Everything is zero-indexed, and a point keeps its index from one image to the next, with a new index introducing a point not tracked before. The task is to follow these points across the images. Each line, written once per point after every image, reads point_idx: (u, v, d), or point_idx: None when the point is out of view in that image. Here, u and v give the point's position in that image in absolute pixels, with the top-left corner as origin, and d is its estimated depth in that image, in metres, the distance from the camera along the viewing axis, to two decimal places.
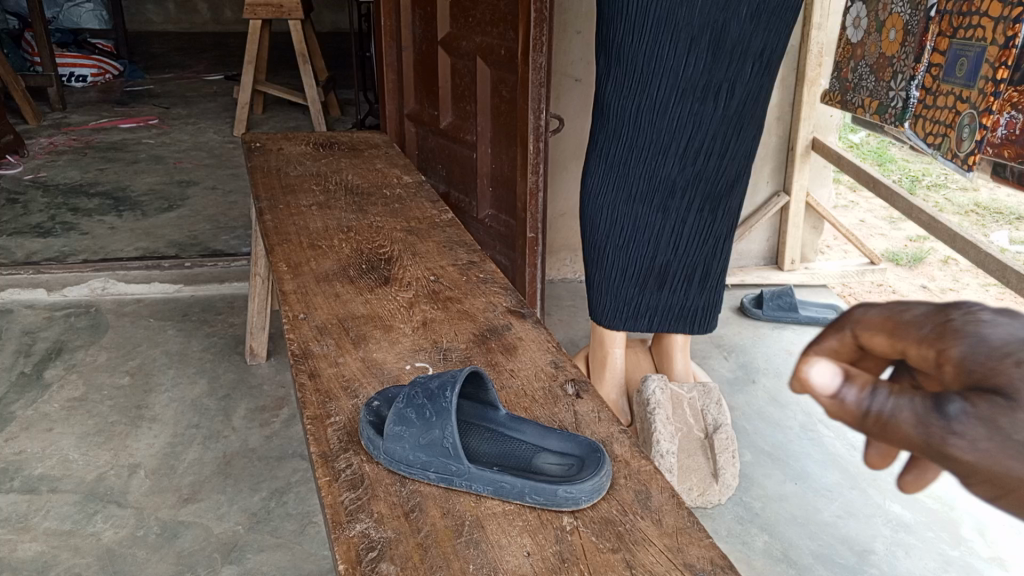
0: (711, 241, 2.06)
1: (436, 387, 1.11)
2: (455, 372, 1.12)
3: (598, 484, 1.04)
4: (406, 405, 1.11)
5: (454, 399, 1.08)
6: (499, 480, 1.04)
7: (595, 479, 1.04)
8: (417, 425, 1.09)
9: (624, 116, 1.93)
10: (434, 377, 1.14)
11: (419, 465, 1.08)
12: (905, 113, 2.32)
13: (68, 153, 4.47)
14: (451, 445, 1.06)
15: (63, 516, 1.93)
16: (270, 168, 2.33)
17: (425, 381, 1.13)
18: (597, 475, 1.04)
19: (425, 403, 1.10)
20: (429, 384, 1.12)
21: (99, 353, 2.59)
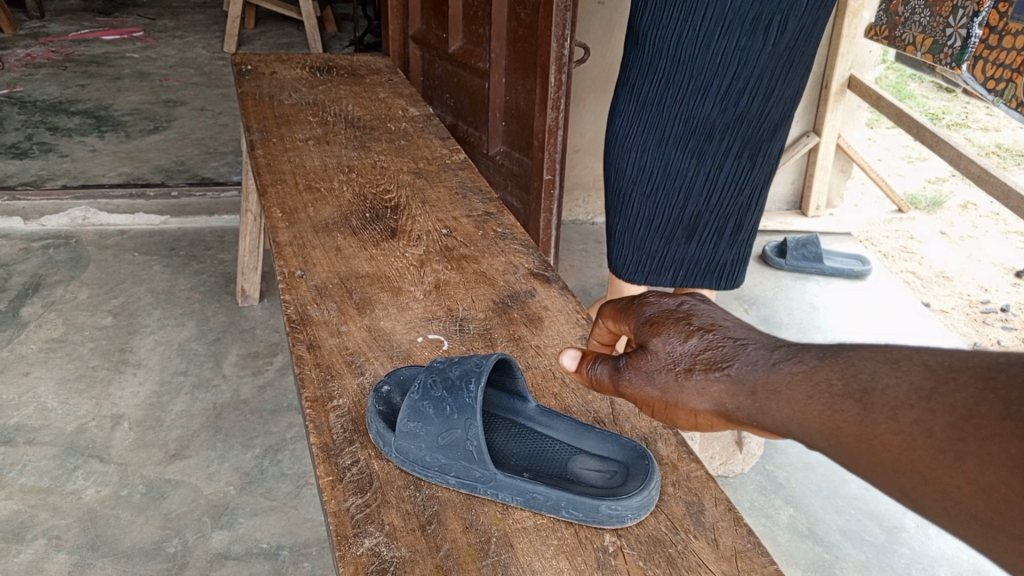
0: (747, 191, 1.87)
1: (457, 378, 0.96)
2: (480, 360, 0.98)
3: (647, 500, 0.91)
4: (421, 397, 0.96)
5: (479, 395, 0.93)
6: (532, 491, 0.91)
7: (644, 494, 0.91)
8: (435, 421, 0.94)
9: (661, 48, 1.72)
10: (453, 362, 0.99)
11: (437, 468, 0.94)
12: (963, 54, 2.09)
13: (46, 66, 4.19)
14: (476, 448, 0.92)
15: (42, 471, 1.80)
16: (262, 94, 2.11)
17: (443, 368, 0.98)
18: (647, 488, 0.91)
19: (443, 397, 0.95)
20: (449, 371, 0.97)
21: (79, 289, 2.42)
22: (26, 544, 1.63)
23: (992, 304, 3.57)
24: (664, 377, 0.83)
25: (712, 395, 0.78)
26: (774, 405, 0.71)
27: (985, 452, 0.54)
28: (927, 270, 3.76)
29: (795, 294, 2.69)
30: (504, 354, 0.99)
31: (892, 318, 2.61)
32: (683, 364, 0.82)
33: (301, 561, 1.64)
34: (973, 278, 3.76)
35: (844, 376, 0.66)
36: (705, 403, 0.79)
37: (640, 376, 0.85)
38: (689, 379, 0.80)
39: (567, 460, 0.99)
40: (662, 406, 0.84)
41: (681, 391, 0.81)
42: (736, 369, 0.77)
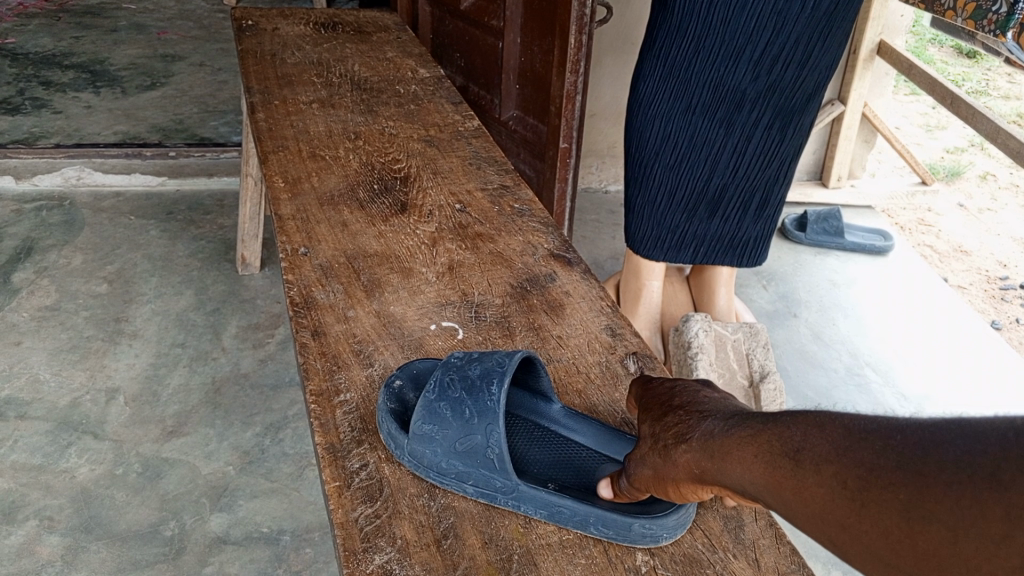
0: (775, 164, 1.76)
1: (477, 378, 0.88)
2: (503, 358, 0.90)
3: (686, 516, 0.83)
4: (438, 397, 0.88)
5: (502, 397, 0.85)
6: (558, 504, 0.83)
7: (682, 509, 0.83)
8: (453, 424, 0.86)
9: (694, 9, 1.59)
10: (472, 360, 0.91)
11: (455, 476, 0.86)
12: (1009, 21, 1.96)
13: (39, 16, 4.04)
14: (498, 454, 0.84)
15: (33, 448, 1.73)
16: (263, 52, 1.99)
17: (462, 367, 0.90)
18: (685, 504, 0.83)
19: (462, 398, 0.87)
20: (469, 370, 0.89)
21: (73, 254, 2.32)
22: (16, 525, 1.57)
23: (1011, 281, 3.48)
24: (644, 455, 0.80)
25: (681, 465, 0.74)
26: (727, 469, 0.68)
27: (889, 501, 0.54)
28: (945, 244, 3.66)
29: (815, 270, 2.60)
30: (530, 351, 0.92)
31: (914, 294, 2.53)
32: (658, 439, 0.79)
33: (302, 547, 1.57)
34: (992, 253, 3.66)
35: (779, 435, 0.65)
36: (677, 474, 0.75)
37: (633, 461, 0.81)
38: (664, 453, 0.77)
39: (595, 468, 0.92)
40: (653, 487, 0.79)
41: (660, 464, 0.77)
42: (700, 437, 0.73)
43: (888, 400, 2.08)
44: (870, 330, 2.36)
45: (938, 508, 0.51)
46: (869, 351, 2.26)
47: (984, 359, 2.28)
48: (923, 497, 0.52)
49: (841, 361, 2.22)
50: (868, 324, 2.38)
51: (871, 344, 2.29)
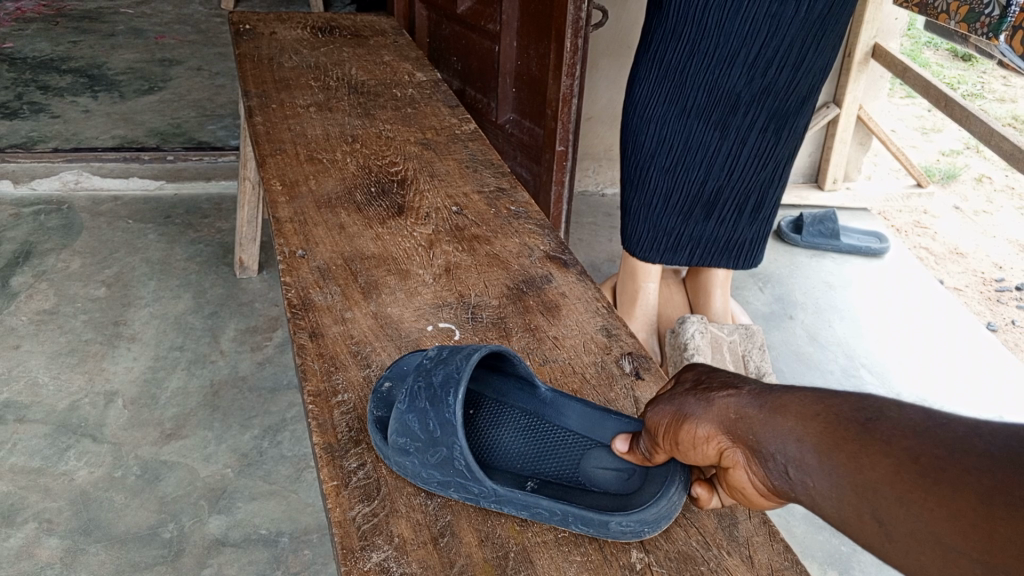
0: (770, 166, 1.77)
1: (439, 387, 0.85)
2: (462, 359, 0.87)
3: (671, 510, 0.83)
4: (407, 411, 0.86)
5: (460, 410, 0.83)
6: (534, 506, 0.82)
7: (669, 503, 0.82)
8: (422, 433, 0.85)
9: (689, 13, 1.60)
10: (434, 366, 0.88)
11: (435, 484, 0.85)
12: (1001, 24, 1.97)
13: (37, 21, 4.04)
14: (467, 461, 0.83)
15: (32, 451, 1.73)
16: (261, 56, 2.00)
17: (429, 370, 0.88)
18: (672, 497, 0.83)
19: (428, 406, 0.85)
20: (432, 378, 0.87)
21: (71, 258, 2.33)
22: (16, 528, 1.57)
23: (1006, 283, 3.50)
24: (678, 395, 0.82)
25: (720, 412, 0.77)
26: (777, 422, 0.72)
27: (963, 481, 0.58)
28: (940, 246, 3.68)
29: (811, 272, 2.61)
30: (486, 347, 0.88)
31: (908, 295, 2.54)
32: (700, 388, 0.81)
33: (301, 549, 1.58)
34: (987, 255, 3.68)
35: (850, 404, 0.68)
36: (710, 418, 0.77)
37: (658, 403, 0.83)
38: (700, 397, 0.79)
39: (580, 456, 0.93)
40: (667, 430, 0.81)
41: (690, 407, 0.79)
42: (753, 391, 0.76)
43: None
44: (867, 332, 2.36)
45: (1014, 492, 0.55)
46: (865, 354, 2.27)
47: (980, 361, 2.29)
48: (1002, 482, 0.56)
49: (837, 362, 2.23)
50: (864, 326, 2.39)
51: (868, 346, 2.31)
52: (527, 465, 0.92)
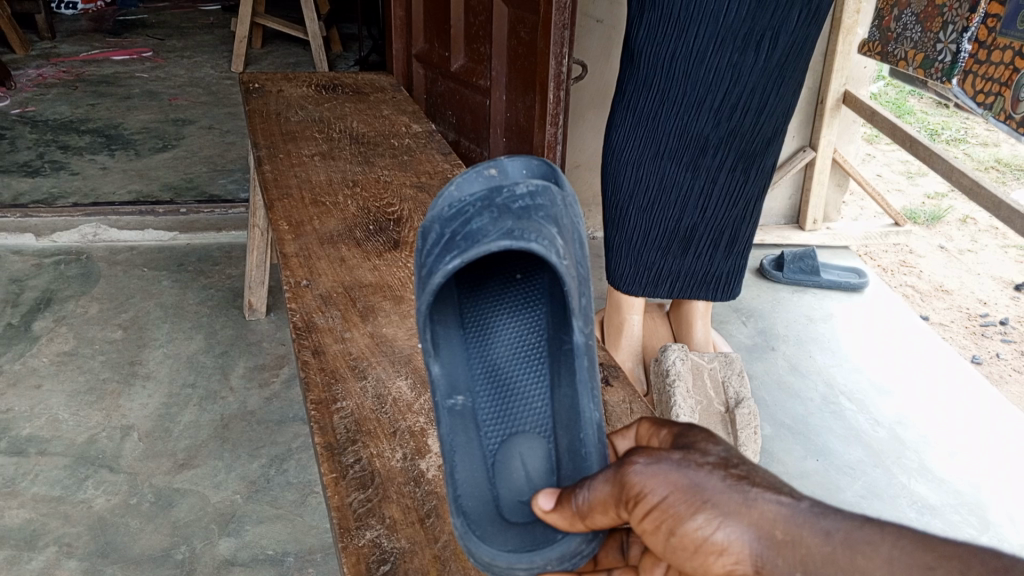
0: (741, 203, 1.91)
1: (462, 240, 0.83)
2: (508, 233, 0.82)
3: (506, 572, 0.82)
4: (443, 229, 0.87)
5: (441, 277, 0.81)
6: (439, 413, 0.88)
7: (506, 565, 0.82)
8: (421, 256, 0.88)
9: (657, 64, 1.76)
10: (493, 213, 0.85)
11: None
12: (954, 68, 2.15)
13: (57, 86, 4.27)
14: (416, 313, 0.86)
15: (53, 481, 1.84)
16: (270, 112, 2.17)
17: (487, 216, 0.85)
18: (516, 565, 0.82)
19: (440, 243, 0.85)
20: (471, 223, 0.84)
21: (90, 304, 2.47)
22: (38, 551, 1.67)
23: (991, 318, 3.61)
24: (699, 472, 0.69)
25: (758, 521, 0.65)
26: (849, 565, 0.60)
27: None
28: (926, 284, 3.79)
29: (793, 307, 2.72)
30: (532, 246, 0.82)
31: (886, 328, 2.65)
32: (728, 475, 0.69)
33: (306, 567, 1.67)
34: (971, 292, 3.80)
35: (977, 559, 0.56)
36: (742, 527, 0.66)
37: (656, 468, 0.70)
38: (716, 490, 0.68)
39: (525, 431, 0.98)
40: (659, 511, 0.69)
41: (698, 496, 0.68)
42: (809, 510, 0.64)
43: (864, 427, 2.19)
44: (853, 365, 2.45)
45: None
46: (845, 383, 2.37)
47: (967, 401, 2.33)
48: None
49: (817, 391, 2.33)
50: (849, 358, 2.49)
51: (849, 375, 2.41)
52: (488, 382, 1.00)
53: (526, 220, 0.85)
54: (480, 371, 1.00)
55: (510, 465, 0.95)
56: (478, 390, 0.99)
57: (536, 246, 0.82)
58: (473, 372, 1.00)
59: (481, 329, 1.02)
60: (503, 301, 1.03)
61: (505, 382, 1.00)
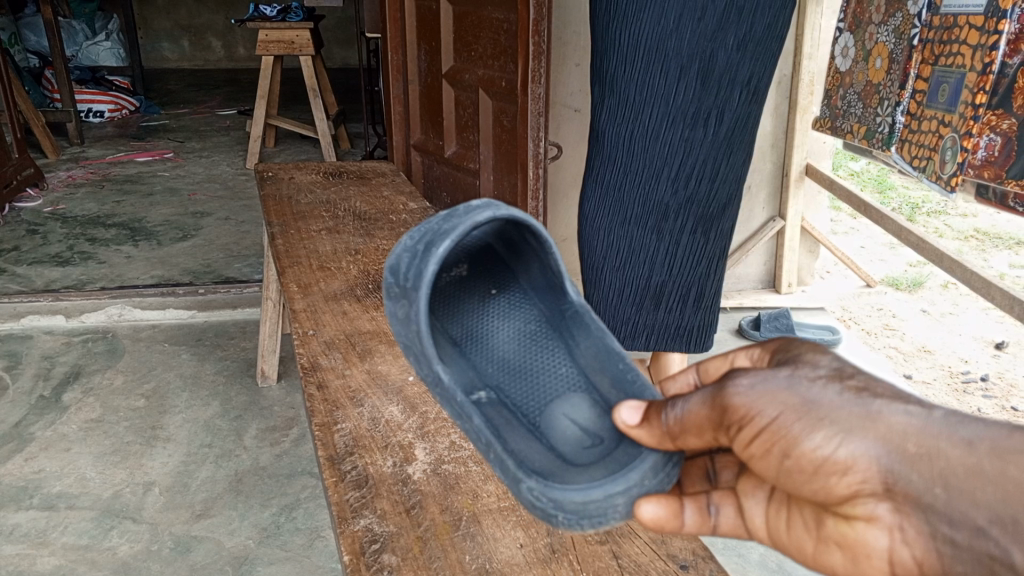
0: (705, 262, 1.94)
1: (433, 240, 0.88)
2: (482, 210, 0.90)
3: (606, 506, 0.80)
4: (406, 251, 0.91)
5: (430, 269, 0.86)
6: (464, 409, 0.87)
7: (603, 496, 0.80)
8: (402, 277, 0.90)
9: (616, 143, 1.83)
10: (454, 211, 0.92)
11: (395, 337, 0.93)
12: (891, 138, 2.42)
13: (85, 186, 4.60)
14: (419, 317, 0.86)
15: (81, 531, 2.00)
16: (281, 196, 2.42)
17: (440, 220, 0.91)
18: (612, 492, 0.80)
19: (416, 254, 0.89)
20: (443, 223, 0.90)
21: (115, 376, 2.67)
22: None
23: (972, 374, 3.75)
24: (811, 387, 0.64)
25: (885, 433, 0.59)
26: (999, 477, 0.54)
27: None
28: (908, 345, 3.96)
29: None
30: (509, 211, 0.91)
31: None
32: (844, 389, 0.63)
33: None
34: (954, 352, 3.95)
35: None
36: (868, 441, 0.60)
37: (759, 385, 0.66)
38: (834, 403, 0.62)
39: (562, 394, 0.95)
40: (768, 433, 0.65)
41: (813, 411, 0.63)
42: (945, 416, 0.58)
43: None
44: None
45: None
46: None
47: None
48: None
49: None
50: None
51: None
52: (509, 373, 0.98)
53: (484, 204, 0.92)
54: (493, 369, 0.97)
55: (561, 431, 0.91)
56: (499, 385, 0.95)
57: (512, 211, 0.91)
58: (487, 375, 0.96)
59: (474, 338, 0.99)
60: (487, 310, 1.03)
61: (523, 367, 0.97)
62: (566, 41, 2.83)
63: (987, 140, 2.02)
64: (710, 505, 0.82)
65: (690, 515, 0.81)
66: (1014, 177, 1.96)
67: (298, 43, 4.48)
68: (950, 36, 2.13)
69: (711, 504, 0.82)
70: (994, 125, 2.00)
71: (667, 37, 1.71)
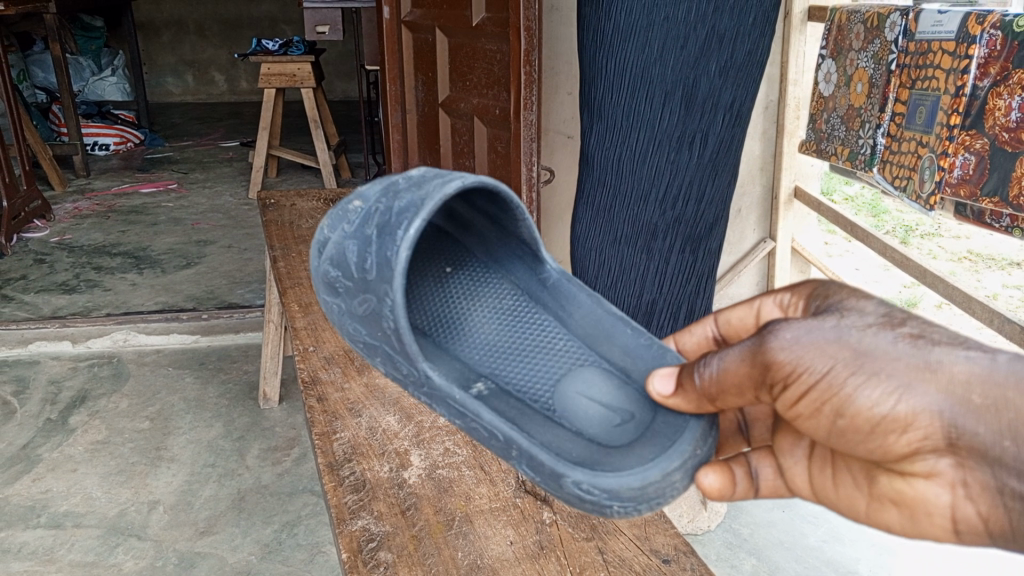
0: (694, 281, 1.71)
1: (390, 221, 0.81)
2: (446, 185, 0.81)
3: (666, 483, 0.80)
4: (356, 243, 0.84)
5: (400, 254, 0.78)
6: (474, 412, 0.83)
7: (662, 473, 0.80)
8: (364, 269, 0.83)
9: (603, 168, 1.67)
10: (404, 187, 0.84)
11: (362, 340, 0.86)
12: (873, 158, 2.53)
13: (91, 217, 4.69)
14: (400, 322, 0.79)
15: (87, 549, 2.04)
16: (284, 222, 2.50)
17: (391, 199, 0.84)
18: (671, 468, 0.80)
19: (375, 241, 0.82)
20: (395, 201, 0.83)
21: (120, 400, 2.72)
22: None
23: None
24: (864, 338, 0.66)
25: (948, 384, 0.63)
26: None
27: None
28: None
29: None
30: (475, 179, 0.82)
31: None
32: (900, 339, 0.66)
33: None
34: None
35: None
36: (931, 395, 0.63)
37: (804, 338, 0.67)
38: (887, 355, 0.65)
39: (571, 372, 0.94)
40: (822, 387, 0.67)
41: (865, 363, 0.65)
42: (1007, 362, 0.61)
43: None
44: None
45: None
46: None
47: None
48: None
49: None
50: None
51: None
52: (506, 360, 0.95)
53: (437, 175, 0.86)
54: (488, 361, 0.94)
55: (584, 409, 0.91)
56: (503, 372, 0.93)
57: (478, 178, 0.82)
58: (484, 364, 0.94)
59: (454, 328, 0.96)
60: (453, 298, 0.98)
61: (520, 346, 0.96)
62: (558, 71, 2.93)
63: (963, 160, 2.15)
64: (752, 464, 0.88)
65: (740, 478, 0.86)
66: (987, 195, 2.10)
67: (299, 75, 4.59)
68: (925, 61, 2.25)
69: (751, 462, 0.88)
70: (968, 145, 2.13)
71: (652, 65, 1.56)
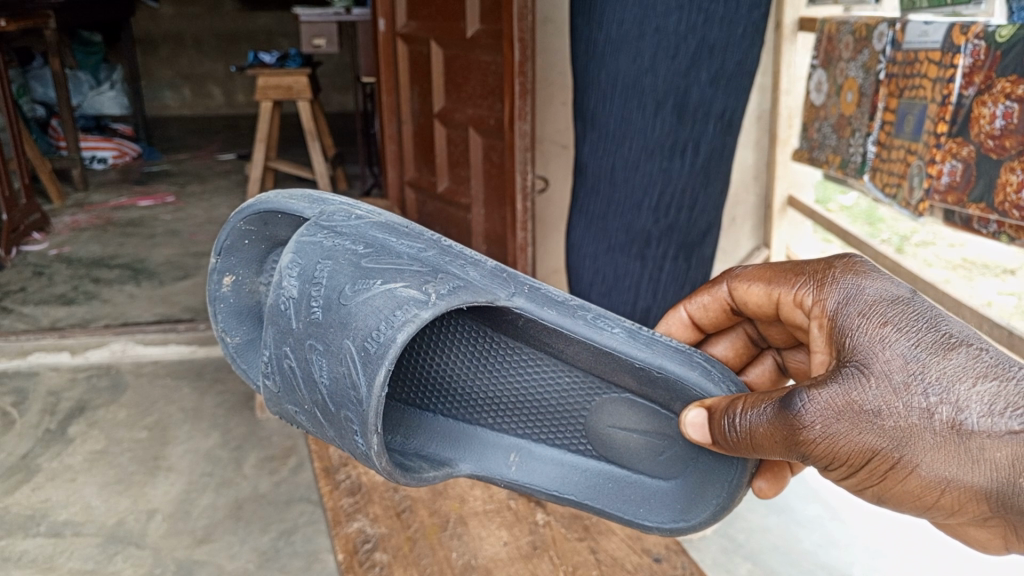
0: (688, 288, 1.74)
1: (340, 406, 0.67)
2: (371, 365, 0.65)
3: (733, 501, 0.87)
4: (309, 412, 0.72)
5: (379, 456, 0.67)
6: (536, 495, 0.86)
7: (731, 496, 0.87)
8: (334, 437, 0.71)
9: (599, 176, 1.67)
10: (332, 349, 0.67)
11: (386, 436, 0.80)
12: (864, 166, 2.59)
13: (89, 230, 4.71)
14: (404, 481, 0.75)
15: (86, 557, 2.06)
16: None
17: (326, 362, 0.68)
18: (736, 495, 0.87)
19: (333, 423, 0.69)
20: (329, 371, 0.67)
21: (119, 410, 2.74)
22: None
23: None
24: (900, 415, 0.68)
25: (989, 467, 0.66)
26: None
27: None
28: None
29: None
30: (398, 339, 0.64)
31: None
32: (938, 417, 0.67)
33: None
34: None
35: None
36: (977, 478, 0.67)
37: (838, 427, 0.69)
38: (925, 440, 0.68)
39: (595, 408, 0.88)
40: (865, 466, 0.70)
41: (904, 447, 0.68)
42: None
43: (824, 489, 2.35)
44: None
45: None
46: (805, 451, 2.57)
47: None
48: None
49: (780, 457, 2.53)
50: None
51: None
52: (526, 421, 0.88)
53: (358, 315, 0.66)
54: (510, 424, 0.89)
55: (621, 442, 0.90)
56: (523, 431, 0.89)
57: (400, 335, 0.64)
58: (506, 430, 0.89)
59: (455, 406, 0.86)
60: (434, 363, 0.84)
61: (523, 404, 0.88)
62: (552, 81, 2.96)
63: (950, 167, 2.22)
64: None
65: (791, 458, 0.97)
66: (974, 201, 2.17)
67: (295, 88, 4.62)
68: (912, 70, 2.29)
69: None
70: (955, 152, 2.20)
71: (643, 74, 1.53)
